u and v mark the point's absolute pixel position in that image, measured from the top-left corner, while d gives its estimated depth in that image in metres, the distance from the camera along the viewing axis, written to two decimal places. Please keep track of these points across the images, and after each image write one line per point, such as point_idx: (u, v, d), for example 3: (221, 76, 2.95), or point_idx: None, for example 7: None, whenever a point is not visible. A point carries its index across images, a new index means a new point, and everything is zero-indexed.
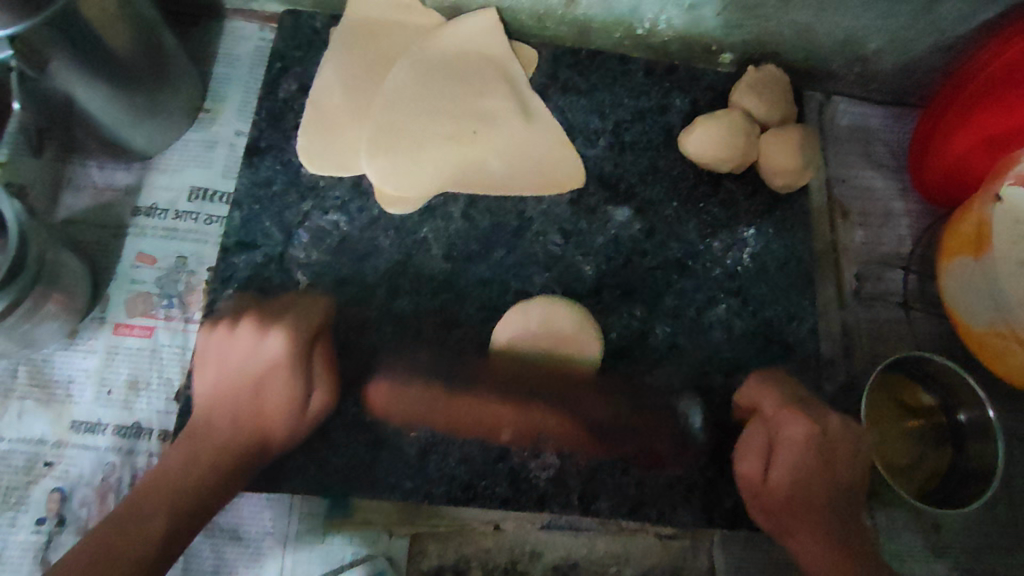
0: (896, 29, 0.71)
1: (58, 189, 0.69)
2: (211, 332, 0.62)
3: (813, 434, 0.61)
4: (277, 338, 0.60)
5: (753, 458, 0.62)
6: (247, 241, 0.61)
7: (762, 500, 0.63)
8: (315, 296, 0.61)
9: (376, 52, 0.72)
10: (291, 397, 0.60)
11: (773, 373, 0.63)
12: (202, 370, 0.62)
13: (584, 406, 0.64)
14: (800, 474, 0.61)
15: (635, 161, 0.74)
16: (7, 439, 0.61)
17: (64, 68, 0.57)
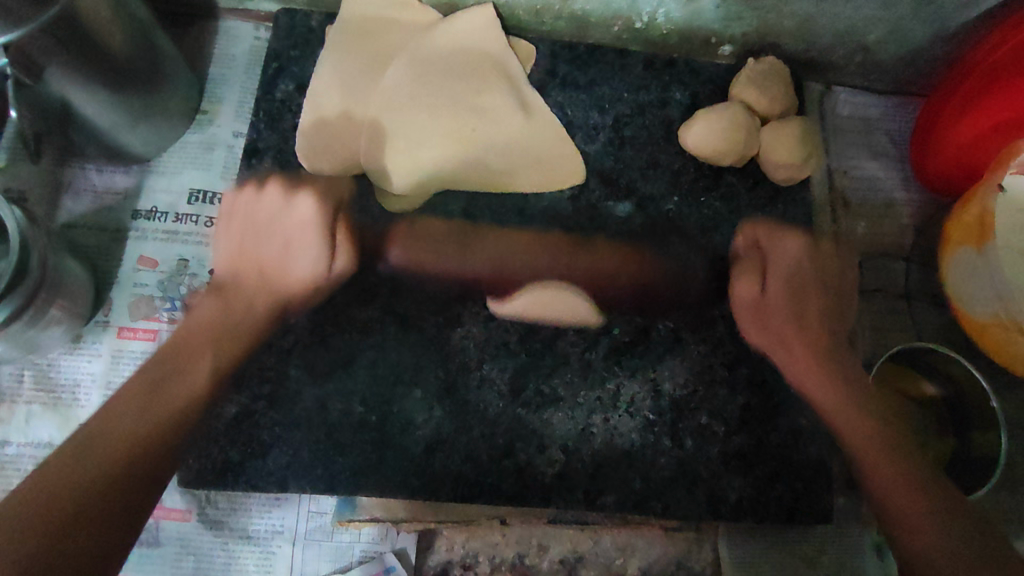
0: (897, 18, 0.71)
1: (58, 193, 0.69)
2: (240, 189, 0.66)
3: (805, 248, 0.68)
4: (304, 199, 0.65)
5: (749, 280, 0.67)
6: (241, 190, 0.66)
7: (762, 315, 0.67)
8: (309, 250, 0.64)
9: (372, 50, 0.71)
10: (314, 265, 0.64)
11: (773, 289, 0.67)
12: (225, 240, 0.65)
13: (585, 266, 0.68)
14: (791, 283, 0.67)
15: (635, 155, 0.74)
16: (15, 444, 0.62)
17: (60, 73, 0.56)
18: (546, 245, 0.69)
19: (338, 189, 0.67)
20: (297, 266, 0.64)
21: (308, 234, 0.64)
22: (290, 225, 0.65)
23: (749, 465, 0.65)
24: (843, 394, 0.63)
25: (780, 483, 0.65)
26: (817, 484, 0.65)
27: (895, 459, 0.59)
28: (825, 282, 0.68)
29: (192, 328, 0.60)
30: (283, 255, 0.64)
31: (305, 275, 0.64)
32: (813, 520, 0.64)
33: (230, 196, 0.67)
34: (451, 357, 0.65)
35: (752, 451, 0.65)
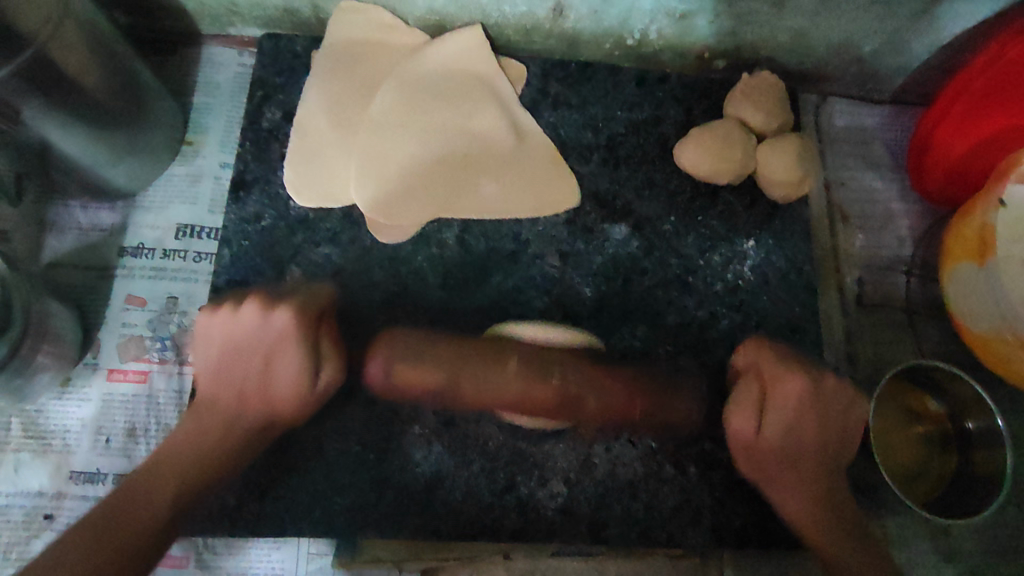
0: (892, 30, 0.70)
1: (41, 232, 0.67)
2: (210, 315, 0.56)
3: (807, 390, 0.57)
4: (281, 315, 0.53)
5: (744, 413, 0.57)
6: (216, 312, 0.55)
7: (753, 455, 0.58)
8: (289, 360, 0.54)
9: (359, 75, 0.70)
10: (295, 379, 0.54)
11: (770, 428, 0.57)
12: (202, 357, 0.56)
13: (598, 393, 0.57)
14: (792, 423, 0.57)
15: (630, 175, 0.73)
16: (4, 494, 0.60)
17: (37, 113, 0.55)
18: (550, 360, 0.57)
19: (318, 300, 0.57)
20: (280, 385, 0.55)
21: (288, 346, 0.53)
22: (264, 344, 0.54)
23: (754, 490, 0.64)
24: (815, 503, 0.58)
25: None
26: None
27: (842, 534, 0.58)
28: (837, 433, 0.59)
29: (171, 446, 0.56)
30: (258, 381, 0.55)
31: (290, 409, 0.55)
32: None
33: (203, 316, 0.56)
34: None
35: None
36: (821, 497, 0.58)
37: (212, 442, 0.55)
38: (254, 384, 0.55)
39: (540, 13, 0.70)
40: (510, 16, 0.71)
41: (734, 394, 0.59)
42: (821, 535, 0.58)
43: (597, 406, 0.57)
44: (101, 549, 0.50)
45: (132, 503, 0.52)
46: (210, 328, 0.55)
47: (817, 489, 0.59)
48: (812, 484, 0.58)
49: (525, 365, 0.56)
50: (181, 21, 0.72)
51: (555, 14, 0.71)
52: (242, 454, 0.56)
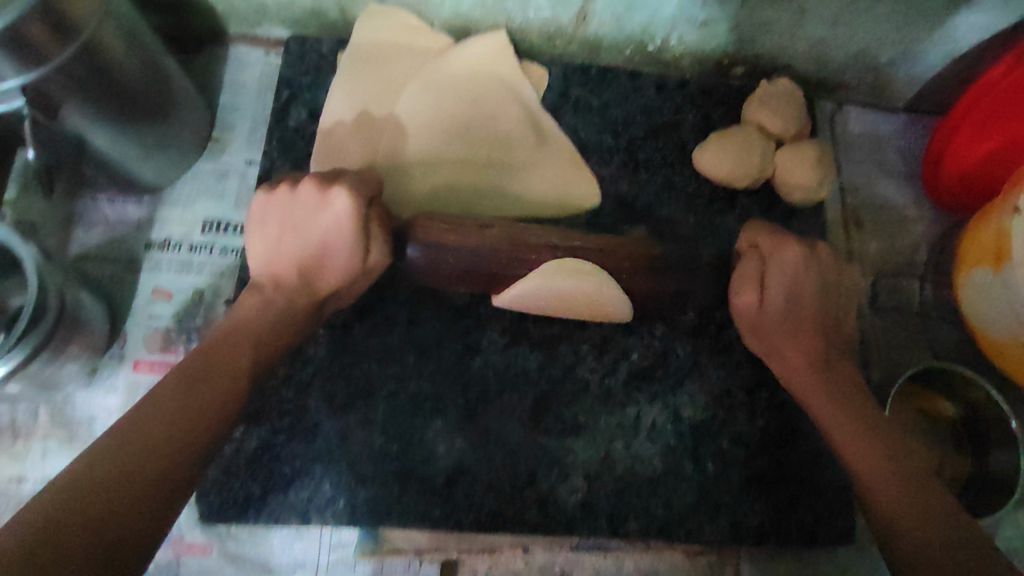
0: (909, 41, 0.71)
1: (70, 225, 0.68)
2: (274, 191, 0.58)
3: (804, 258, 0.60)
4: (340, 193, 0.54)
5: (747, 290, 0.61)
6: (281, 189, 0.57)
7: (758, 323, 0.62)
8: (331, 226, 0.54)
9: (385, 77, 0.71)
10: (350, 256, 0.56)
11: (773, 294, 0.60)
12: (264, 234, 0.58)
13: (621, 334, 0.67)
14: (793, 285, 0.60)
15: (650, 178, 0.74)
16: (32, 480, 0.61)
17: (75, 110, 0.56)
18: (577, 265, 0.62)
19: (370, 185, 0.56)
20: (333, 243, 0.56)
21: (326, 221, 0.55)
22: (321, 225, 0.55)
23: (771, 489, 0.65)
24: (838, 405, 0.57)
25: (801, 507, 0.64)
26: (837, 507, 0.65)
27: (918, 489, 0.49)
28: (824, 331, 0.62)
29: (241, 314, 0.55)
30: (314, 250, 0.56)
31: (338, 279, 0.58)
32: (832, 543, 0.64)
33: (265, 196, 0.58)
34: (471, 386, 0.64)
35: (774, 474, 0.65)
36: (841, 389, 0.59)
37: (273, 336, 0.55)
38: (306, 225, 0.56)
39: (564, 18, 0.72)
40: (533, 21, 0.73)
41: (735, 277, 0.62)
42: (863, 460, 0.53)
43: (621, 308, 0.66)
44: (163, 427, 0.45)
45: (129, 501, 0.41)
46: (268, 202, 0.58)
47: (855, 393, 0.58)
48: (847, 396, 0.58)
49: (555, 271, 0.62)
50: (210, 20, 0.74)
51: (579, 20, 0.72)
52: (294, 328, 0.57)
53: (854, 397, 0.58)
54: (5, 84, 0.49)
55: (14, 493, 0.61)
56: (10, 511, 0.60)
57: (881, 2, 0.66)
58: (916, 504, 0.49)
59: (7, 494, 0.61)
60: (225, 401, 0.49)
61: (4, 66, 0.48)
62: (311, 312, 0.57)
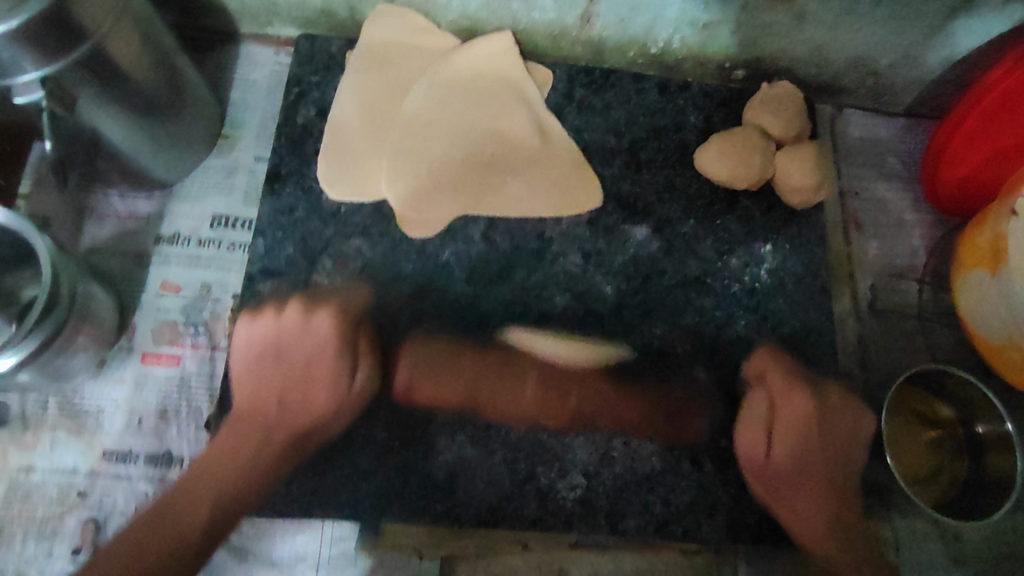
0: (909, 45, 0.72)
1: (80, 219, 0.69)
2: (256, 318, 0.63)
3: (812, 412, 0.64)
4: (321, 318, 0.62)
5: (756, 428, 0.64)
6: (260, 318, 0.63)
7: (769, 479, 0.64)
8: (332, 368, 0.61)
9: (392, 77, 0.72)
10: (338, 375, 0.61)
11: (779, 454, 0.63)
12: (257, 368, 0.62)
13: (608, 409, 0.64)
14: (804, 442, 0.63)
15: (652, 179, 0.75)
16: (40, 470, 0.62)
17: (92, 105, 0.57)
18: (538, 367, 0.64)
19: (353, 309, 0.64)
20: (324, 371, 0.61)
21: (329, 354, 0.61)
22: (309, 351, 0.61)
23: None
24: (823, 531, 0.63)
25: None
26: None
27: (848, 542, 0.62)
28: (830, 457, 0.64)
29: (220, 450, 0.58)
30: (302, 378, 0.61)
31: (327, 406, 0.61)
32: None
33: (245, 324, 0.63)
34: None
35: None
36: (816, 479, 0.63)
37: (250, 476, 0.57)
38: (295, 379, 0.61)
39: (569, 20, 0.73)
40: (538, 23, 0.74)
41: (744, 403, 0.65)
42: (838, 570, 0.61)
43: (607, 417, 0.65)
44: (181, 516, 0.55)
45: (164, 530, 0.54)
46: (250, 332, 0.62)
47: (820, 508, 0.63)
48: (818, 502, 0.63)
49: (543, 375, 0.64)
50: (221, 19, 0.75)
51: (583, 22, 0.73)
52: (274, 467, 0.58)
53: (827, 493, 0.64)
54: (25, 75, 0.51)
55: (22, 483, 0.61)
56: (18, 501, 0.61)
57: (882, 6, 0.67)
58: (847, 555, 0.61)
59: (15, 484, 0.61)
60: (241, 476, 0.57)
61: (24, 59, 0.49)
62: (298, 442, 0.60)
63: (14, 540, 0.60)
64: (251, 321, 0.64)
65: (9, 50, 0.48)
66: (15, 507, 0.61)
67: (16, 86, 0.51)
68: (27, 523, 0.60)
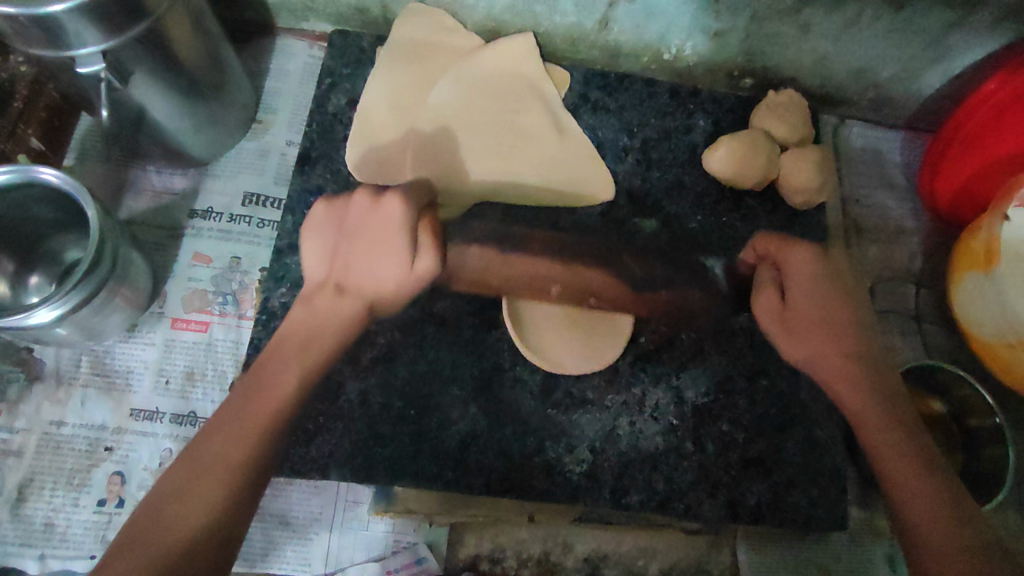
0: (909, 58, 0.76)
1: (120, 192, 0.73)
2: (332, 199, 0.61)
3: (815, 258, 0.66)
4: (392, 201, 0.58)
5: (768, 288, 0.66)
6: (337, 200, 0.61)
7: (793, 322, 0.65)
8: (392, 251, 0.57)
9: (418, 69, 0.76)
10: (397, 268, 0.57)
11: (800, 301, 0.65)
12: (317, 241, 0.61)
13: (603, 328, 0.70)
14: (819, 298, 0.65)
15: (662, 176, 0.78)
16: (70, 425, 0.65)
17: (143, 77, 0.61)
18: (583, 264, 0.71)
19: (419, 197, 0.60)
20: (384, 269, 0.58)
21: (391, 235, 0.57)
22: (374, 226, 0.57)
23: (769, 471, 0.67)
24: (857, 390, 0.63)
25: (798, 490, 0.67)
26: (832, 492, 0.67)
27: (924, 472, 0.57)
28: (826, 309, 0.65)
29: (294, 326, 0.58)
30: (359, 249, 0.58)
31: (391, 282, 0.58)
32: (827, 526, 0.67)
33: (320, 205, 0.61)
34: (486, 357, 0.67)
35: (771, 457, 0.67)
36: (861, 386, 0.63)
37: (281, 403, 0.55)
38: (358, 258, 0.58)
39: (587, 23, 0.77)
40: (559, 26, 0.78)
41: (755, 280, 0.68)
42: (909, 491, 0.57)
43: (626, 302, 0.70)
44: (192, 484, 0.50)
45: (197, 489, 0.50)
46: (327, 212, 0.60)
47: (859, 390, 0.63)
48: (853, 375, 0.63)
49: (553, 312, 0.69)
50: (260, 12, 0.80)
51: (601, 26, 0.78)
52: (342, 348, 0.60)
53: (857, 339, 0.64)
54: (86, 48, 0.54)
55: (53, 436, 0.64)
56: (48, 452, 0.64)
57: (883, 18, 0.71)
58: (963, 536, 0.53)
59: (46, 436, 0.64)
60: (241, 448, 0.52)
61: (87, 32, 0.53)
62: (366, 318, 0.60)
63: (44, 490, 0.63)
64: (329, 201, 0.61)
65: (74, 22, 0.52)
66: (45, 458, 0.64)
67: (77, 58, 0.55)
68: (57, 474, 0.63)
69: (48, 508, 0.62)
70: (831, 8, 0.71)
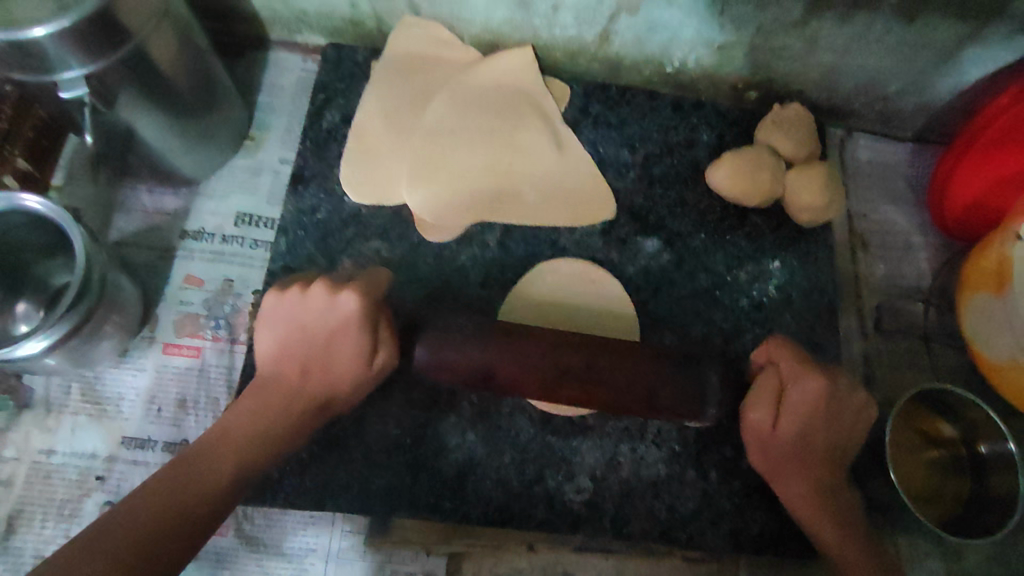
0: (918, 72, 0.74)
1: (110, 212, 0.72)
2: (284, 295, 0.59)
3: (824, 392, 0.59)
4: (348, 297, 0.57)
5: (762, 409, 0.60)
6: (289, 292, 0.59)
7: (766, 444, 0.61)
8: (350, 341, 0.57)
9: (415, 84, 0.74)
10: (355, 355, 0.58)
11: (787, 427, 0.60)
12: (268, 334, 0.60)
13: (618, 373, 0.57)
14: (809, 414, 0.60)
15: (664, 194, 0.76)
16: (61, 453, 0.64)
17: (129, 100, 0.59)
18: (568, 354, 0.58)
19: (376, 285, 0.60)
20: (343, 362, 0.59)
21: (350, 330, 0.57)
22: (331, 326, 0.57)
23: (771, 498, 0.66)
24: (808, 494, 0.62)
25: None
26: None
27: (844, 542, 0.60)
28: (835, 446, 0.62)
29: (236, 422, 0.58)
30: (319, 358, 0.59)
31: (344, 369, 0.59)
32: None
33: (273, 294, 0.60)
34: (485, 383, 0.66)
35: None
36: (819, 486, 0.62)
37: (254, 444, 0.57)
38: (319, 350, 0.59)
39: (588, 37, 0.75)
40: (559, 39, 0.77)
41: (752, 389, 0.61)
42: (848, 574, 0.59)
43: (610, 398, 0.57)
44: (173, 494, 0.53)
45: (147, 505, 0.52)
46: (278, 306, 0.59)
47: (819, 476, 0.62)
48: (815, 494, 0.61)
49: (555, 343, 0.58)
50: (253, 26, 0.78)
51: (602, 40, 0.76)
52: (291, 436, 0.59)
53: (830, 489, 0.62)
54: (70, 73, 0.53)
55: (43, 465, 0.63)
56: (39, 482, 0.63)
57: (891, 33, 0.69)
58: None
59: (36, 465, 0.63)
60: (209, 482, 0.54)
61: (70, 58, 0.52)
62: (317, 401, 0.59)
63: (34, 521, 0.62)
64: (279, 292, 0.60)
65: (57, 48, 0.50)
66: (35, 488, 0.63)
67: (61, 81, 0.53)
68: (47, 504, 0.62)
69: (38, 539, 0.61)
70: (839, 21, 0.68)
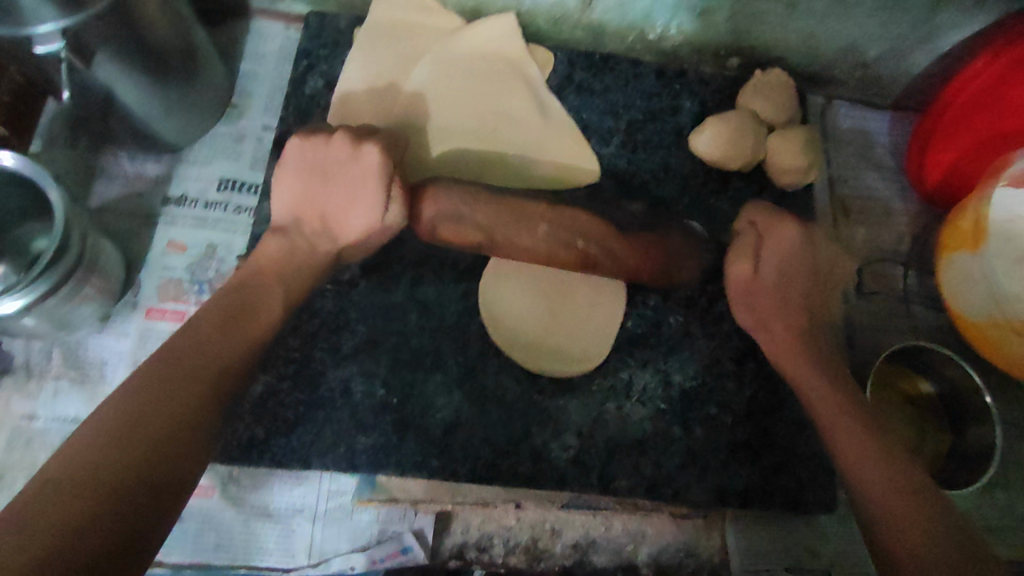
0: (897, 36, 0.75)
1: (91, 178, 0.71)
2: (313, 137, 0.62)
3: (798, 237, 0.67)
4: (372, 150, 0.60)
5: (745, 259, 0.66)
6: (314, 137, 0.62)
7: (750, 292, 0.67)
8: (369, 198, 0.60)
9: (399, 51, 0.74)
10: (371, 216, 0.61)
11: (765, 272, 0.66)
12: (286, 184, 0.63)
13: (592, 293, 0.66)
14: (781, 266, 0.67)
15: (648, 158, 0.77)
16: (42, 418, 0.63)
17: (107, 60, 0.59)
18: (561, 247, 0.65)
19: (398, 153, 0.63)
20: (358, 219, 0.61)
21: (370, 184, 0.60)
22: (354, 176, 0.60)
23: (756, 455, 0.67)
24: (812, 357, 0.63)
25: (787, 472, 0.66)
26: (823, 474, 0.67)
27: (887, 459, 0.54)
28: (811, 305, 0.68)
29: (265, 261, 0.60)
30: (320, 202, 0.62)
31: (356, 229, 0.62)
32: (816, 507, 0.66)
33: (298, 142, 0.62)
34: (470, 344, 0.66)
35: (759, 441, 0.67)
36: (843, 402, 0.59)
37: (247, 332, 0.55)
38: (341, 202, 0.61)
39: (571, 3, 0.76)
40: (542, 6, 0.77)
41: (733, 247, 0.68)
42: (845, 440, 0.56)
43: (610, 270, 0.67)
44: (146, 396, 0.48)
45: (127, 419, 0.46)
46: (302, 148, 0.62)
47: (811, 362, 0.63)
48: (824, 396, 0.60)
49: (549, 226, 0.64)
50: None
51: (585, 5, 0.76)
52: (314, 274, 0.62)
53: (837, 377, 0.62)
54: (43, 25, 0.52)
55: (24, 430, 0.63)
56: (20, 447, 0.62)
57: None
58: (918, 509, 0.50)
59: (17, 430, 0.63)
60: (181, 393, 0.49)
61: (45, 8, 0.51)
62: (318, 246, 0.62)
63: (15, 486, 0.61)
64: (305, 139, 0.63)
65: None
66: (17, 453, 0.62)
67: (34, 36, 0.52)
68: (29, 469, 0.62)
69: None
70: None
